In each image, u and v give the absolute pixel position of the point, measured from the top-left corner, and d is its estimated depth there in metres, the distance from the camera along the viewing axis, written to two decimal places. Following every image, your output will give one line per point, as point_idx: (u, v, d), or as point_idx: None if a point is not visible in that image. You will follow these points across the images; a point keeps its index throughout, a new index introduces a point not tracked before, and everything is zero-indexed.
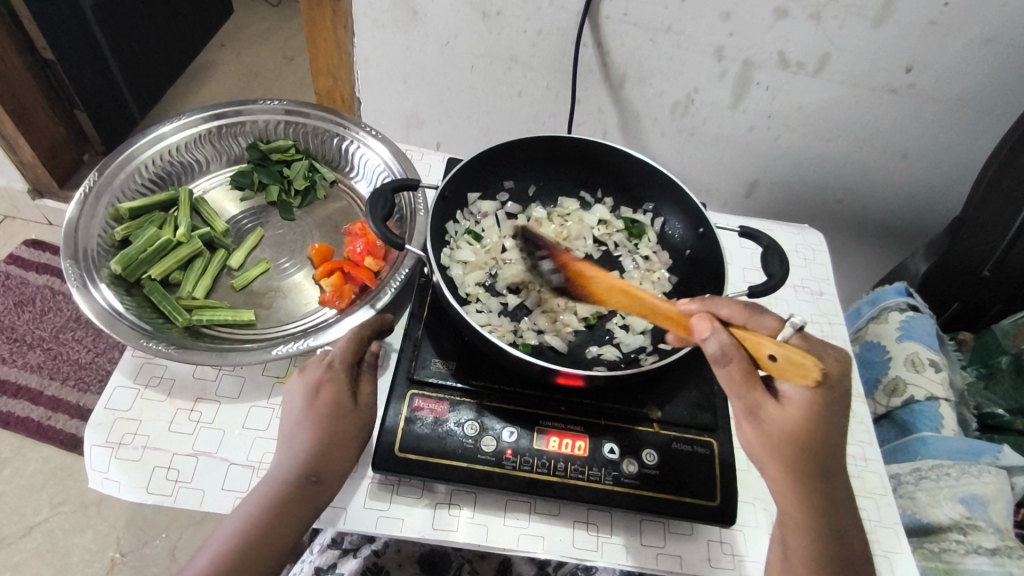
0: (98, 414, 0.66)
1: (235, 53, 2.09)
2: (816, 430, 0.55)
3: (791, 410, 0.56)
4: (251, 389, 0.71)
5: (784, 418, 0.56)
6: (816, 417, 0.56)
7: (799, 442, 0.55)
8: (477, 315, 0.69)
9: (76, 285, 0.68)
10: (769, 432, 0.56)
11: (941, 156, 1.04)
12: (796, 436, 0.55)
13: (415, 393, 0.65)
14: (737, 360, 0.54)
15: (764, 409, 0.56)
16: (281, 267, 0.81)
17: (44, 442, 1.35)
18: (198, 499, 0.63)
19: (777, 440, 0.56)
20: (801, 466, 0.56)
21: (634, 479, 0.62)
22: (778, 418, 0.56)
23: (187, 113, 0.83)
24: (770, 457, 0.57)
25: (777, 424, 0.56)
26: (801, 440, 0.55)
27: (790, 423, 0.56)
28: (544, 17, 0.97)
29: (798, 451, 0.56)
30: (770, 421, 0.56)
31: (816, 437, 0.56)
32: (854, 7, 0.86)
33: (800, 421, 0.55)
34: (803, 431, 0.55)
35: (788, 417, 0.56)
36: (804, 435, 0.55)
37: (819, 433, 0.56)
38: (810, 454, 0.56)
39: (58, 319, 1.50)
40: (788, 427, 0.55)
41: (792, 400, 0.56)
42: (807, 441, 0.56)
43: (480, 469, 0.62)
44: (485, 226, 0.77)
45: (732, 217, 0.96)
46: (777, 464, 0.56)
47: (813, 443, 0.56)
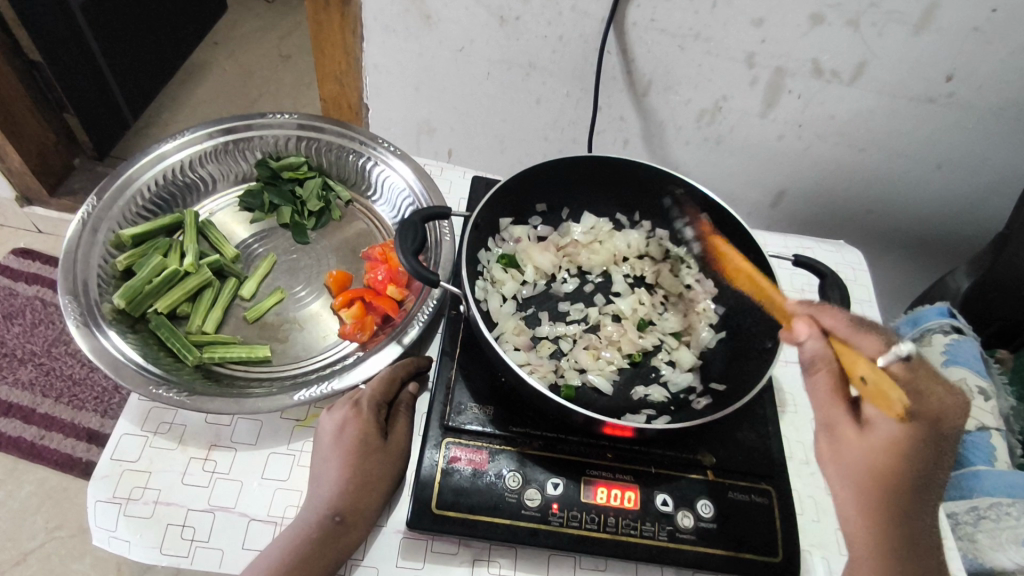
0: (104, 466, 0.61)
1: (228, 53, 2.01)
2: (905, 470, 0.48)
3: (874, 439, 0.49)
4: (268, 434, 0.65)
5: (863, 445, 0.49)
6: (906, 453, 0.48)
7: (878, 475, 0.49)
8: (516, 354, 0.65)
9: (78, 326, 0.63)
10: (845, 458, 0.50)
11: (980, 169, 0.96)
12: (875, 469, 0.49)
13: (452, 441, 0.61)
14: (826, 372, 0.50)
15: (843, 431, 0.50)
16: (296, 295, 0.76)
17: (38, 463, 1.29)
18: (216, 560, 0.57)
19: (853, 466, 0.50)
20: (875, 502, 0.49)
21: (690, 534, 0.58)
22: (857, 444, 0.50)
23: (190, 129, 0.77)
24: (843, 481, 0.51)
25: (855, 454, 0.50)
26: (881, 474, 0.49)
27: (870, 454, 0.49)
28: (565, 22, 0.88)
29: (876, 484, 0.49)
30: (847, 446, 0.50)
31: (900, 475, 0.48)
32: (896, 12, 0.78)
33: (884, 455, 0.48)
34: (886, 465, 0.48)
35: (868, 448, 0.49)
36: (885, 471, 0.49)
37: (909, 473, 0.48)
38: (888, 491, 0.49)
39: (50, 332, 1.43)
40: (865, 458, 0.49)
41: (881, 430, 0.48)
42: (887, 477, 0.49)
43: (524, 526, 0.57)
44: (519, 252, 0.73)
45: (770, 234, 0.90)
46: (846, 490, 0.51)
47: (897, 475, 0.49)
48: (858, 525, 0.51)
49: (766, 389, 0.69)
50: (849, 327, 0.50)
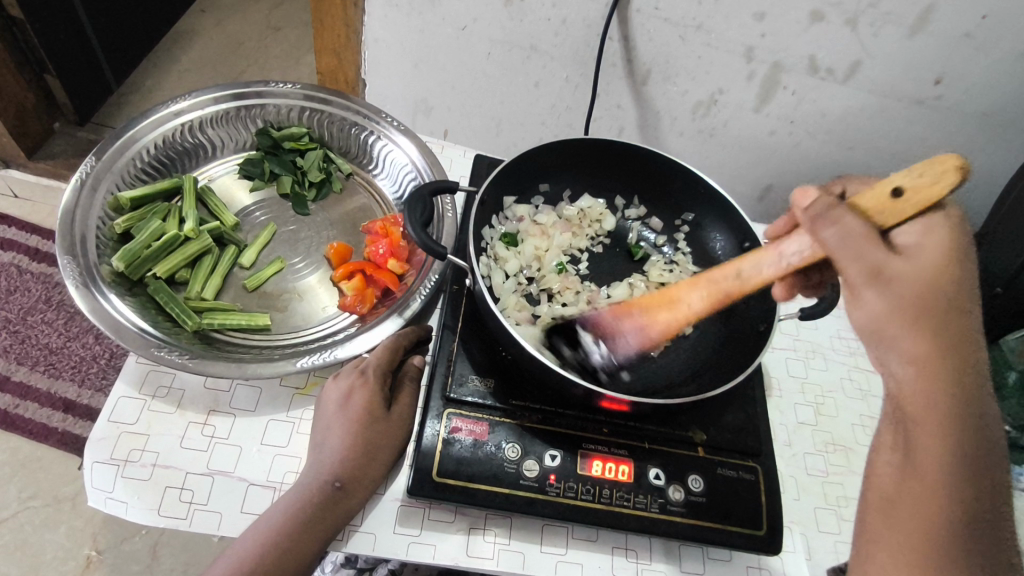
0: (101, 428, 0.61)
1: (216, 21, 1.96)
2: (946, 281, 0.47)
3: (922, 261, 0.47)
4: (268, 401, 0.66)
5: (919, 267, 0.47)
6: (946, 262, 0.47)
7: (938, 295, 0.46)
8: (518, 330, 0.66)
9: (78, 287, 0.62)
10: (898, 287, 0.46)
11: (961, 171, 0.99)
12: (928, 290, 0.46)
13: (452, 412, 0.62)
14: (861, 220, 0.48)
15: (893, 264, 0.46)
16: (295, 267, 0.76)
17: (11, 432, 1.26)
18: (215, 523, 0.58)
19: (911, 293, 0.46)
20: (931, 334, 0.46)
21: (680, 507, 0.60)
22: (910, 269, 0.47)
23: (195, 91, 0.76)
24: (891, 315, 0.47)
25: (906, 274, 0.47)
26: (936, 297, 0.46)
27: (924, 272, 0.47)
28: (570, 6, 0.88)
29: (931, 311, 0.46)
30: (899, 272, 0.47)
31: (945, 294, 0.47)
32: (891, 14, 0.80)
33: (934, 271, 0.47)
34: (936, 285, 0.47)
35: (921, 268, 0.47)
36: (938, 290, 0.46)
37: (950, 290, 0.47)
38: (942, 315, 0.46)
39: (27, 299, 1.39)
40: (918, 276, 0.46)
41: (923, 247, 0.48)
42: (937, 297, 0.47)
43: (522, 495, 0.58)
44: (522, 231, 0.75)
45: (759, 226, 0.93)
46: (904, 334, 0.46)
47: (943, 289, 0.47)
48: (922, 367, 0.46)
49: (756, 373, 0.71)
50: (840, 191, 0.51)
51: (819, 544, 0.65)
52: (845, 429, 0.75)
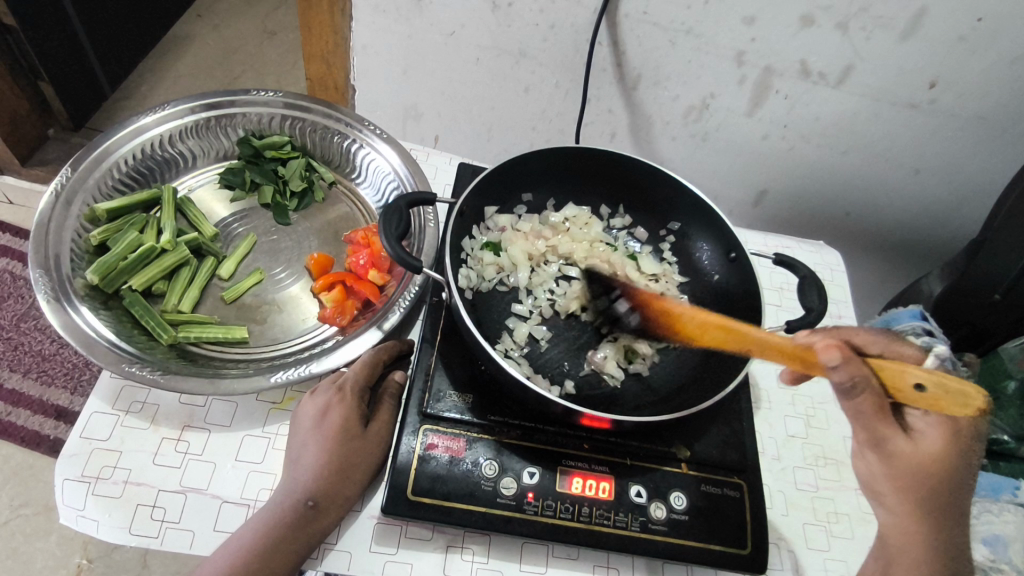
0: (73, 444, 0.60)
1: (212, 26, 1.96)
2: (948, 468, 0.53)
3: (920, 447, 0.53)
4: (244, 415, 0.65)
5: (913, 453, 0.53)
6: (950, 456, 0.53)
7: (930, 479, 0.53)
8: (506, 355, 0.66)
9: (49, 301, 0.61)
10: (896, 464, 0.54)
11: (957, 176, 0.97)
12: (917, 471, 0.54)
13: (429, 428, 0.61)
14: (870, 394, 0.50)
15: (892, 443, 0.53)
16: (276, 277, 0.75)
17: (3, 440, 1.25)
18: (186, 542, 0.57)
19: (902, 471, 0.54)
20: (920, 500, 0.54)
21: (662, 525, 0.59)
22: (907, 452, 0.54)
23: (173, 102, 0.76)
24: (887, 484, 0.56)
25: (904, 459, 0.54)
26: (930, 485, 0.53)
27: (918, 458, 0.53)
28: (558, 11, 0.87)
29: (927, 492, 0.54)
30: (897, 454, 0.54)
31: (942, 474, 0.53)
32: (884, 18, 0.78)
33: (935, 459, 0.53)
34: (933, 466, 0.53)
35: (917, 453, 0.53)
36: (932, 470, 0.53)
37: (953, 479, 0.53)
38: (937, 493, 0.54)
39: (19, 306, 1.38)
40: (914, 460, 0.53)
41: (925, 436, 0.54)
42: (929, 475, 0.53)
43: (499, 514, 0.57)
44: (505, 239, 0.73)
45: (751, 232, 0.92)
46: (894, 502, 0.56)
47: (941, 479, 0.53)
48: (909, 528, 0.55)
49: (743, 387, 0.70)
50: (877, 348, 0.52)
51: (808, 562, 0.64)
52: (835, 442, 0.73)
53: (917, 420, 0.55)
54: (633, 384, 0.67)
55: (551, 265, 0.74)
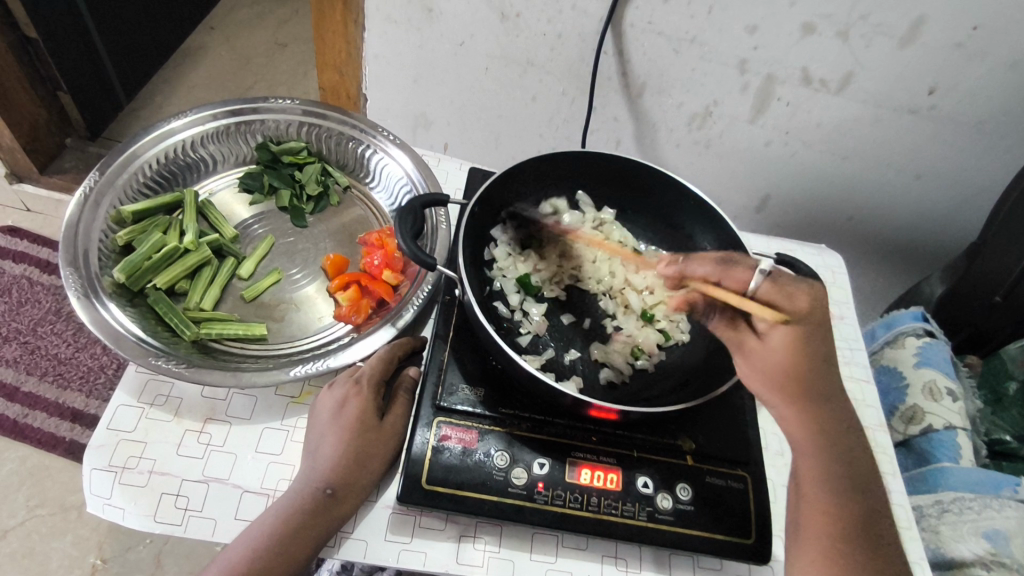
0: (100, 436, 0.62)
1: (225, 38, 2.00)
2: (805, 359, 0.55)
3: (771, 347, 0.57)
4: (263, 409, 0.67)
5: (764, 358, 0.57)
6: (801, 351, 0.56)
7: (802, 375, 0.55)
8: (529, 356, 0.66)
9: (78, 297, 0.64)
10: (760, 369, 0.57)
11: (957, 179, 0.99)
12: (784, 373, 0.56)
13: (442, 420, 0.63)
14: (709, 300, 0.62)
15: (749, 346, 0.58)
16: (293, 277, 0.77)
17: (20, 441, 1.27)
18: (209, 530, 0.59)
19: (767, 374, 0.56)
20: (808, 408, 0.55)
21: (669, 515, 0.61)
22: (760, 352, 0.57)
23: (197, 108, 0.79)
24: (763, 392, 0.57)
25: (764, 361, 0.57)
26: (799, 376, 0.55)
27: (776, 356, 0.56)
28: (565, 21, 0.90)
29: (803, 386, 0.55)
30: (756, 358, 0.57)
31: (809, 375, 0.55)
32: (882, 26, 0.81)
33: (788, 355, 0.56)
34: (796, 370, 0.56)
35: (769, 351, 0.56)
36: (795, 373, 0.55)
37: (808, 365, 0.55)
38: (810, 391, 0.55)
39: (37, 311, 1.41)
40: (773, 361, 0.56)
41: (773, 338, 0.57)
42: (802, 380, 0.55)
43: (511, 503, 0.59)
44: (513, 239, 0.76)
45: (755, 235, 0.94)
46: (782, 407, 0.56)
47: (804, 369, 0.55)
48: (808, 446, 0.55)
49: (746, 383, 0.72)
50: (714, 270, 0.62)
51: None
52: None
53: (764, 323, 0.58)
54: (641, 381, 0.69)
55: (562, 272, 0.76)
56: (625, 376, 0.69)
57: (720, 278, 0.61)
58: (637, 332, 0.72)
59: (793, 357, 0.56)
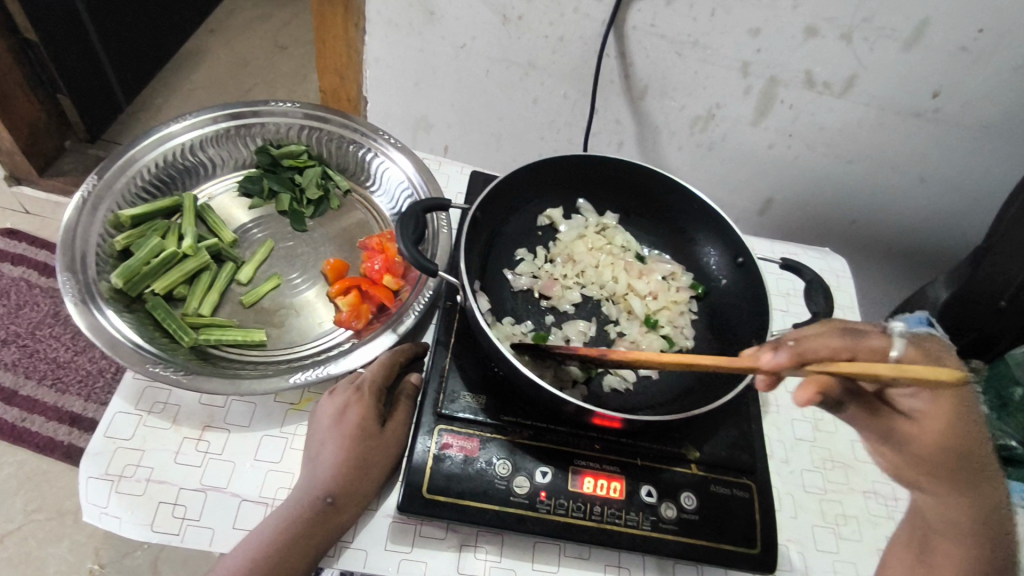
0: (97, 443, 0.61)
1: (225, 40, 2.00)
2: (959, 437, 0.50)
3: (927, 427, 0.51)
4: (262, 416, 0.66)
5: (925, 440, 0.51)
6: (957, 425, 0.49)
7: (948, 453, 0.51)
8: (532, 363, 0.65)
9: (76, 303, 0.63)
10: (915, 453, 0.53)
11: (961, 183, 0.98)
12: (954, 448, 0.50)
13: (443, 428, 0.62)
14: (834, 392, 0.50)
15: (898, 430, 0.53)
16: (292, 282, 0.77)
17: (18, 445, 1.26)
18: (206, 539, 0.58)
19: (925, 457, 0.52)
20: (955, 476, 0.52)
21: (672, 524, 0.60)
22: (915, 435, 0.52)
23: (197, 111, 0.78)
24: (919, 477, 0.54)
25: (920, 444, 0.52)
26: (955, 455, 0.51)
27: (934, 439, 0.51)
28: (566, 24, 0.90)
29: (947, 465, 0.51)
30: (913, 442, 0.52)
31: (963, 454, 0.50)
32: (887, 29, 0.80)
33: (941, 434, 0.50)
34: (954, 448, 0.50)
35: (925, 434, 0.51)
36: (959, 445, 0.50)
37: (960, 442, 0.50)
38: (965, 467, 0.51)
39: (35, 314, 1.40)
40: (929, 443, 0.51)
41: (923, 416, 0.51)
42: (961, 456, 0.51)
43: (513, 512, 0.58)
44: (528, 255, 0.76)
45: (758, 239, 0.93)
46: (932, 486, 0.54)
47: (956, 447, 0.50)
48: (954, 509, 0.53)
49: (750, 390, 0.71)
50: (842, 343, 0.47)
51: (817, 563, 0.65)
52: (844, 445, 0.73)
53: (912, 400, 0.51)
54: (644, 388, 0.68)
55: (571, 280, 0.75)
56: (629, 383, 0.68)
57: (851, 355, 0.47)
58: (640, 338, 0.71)
59: (947, 433, 0.50)
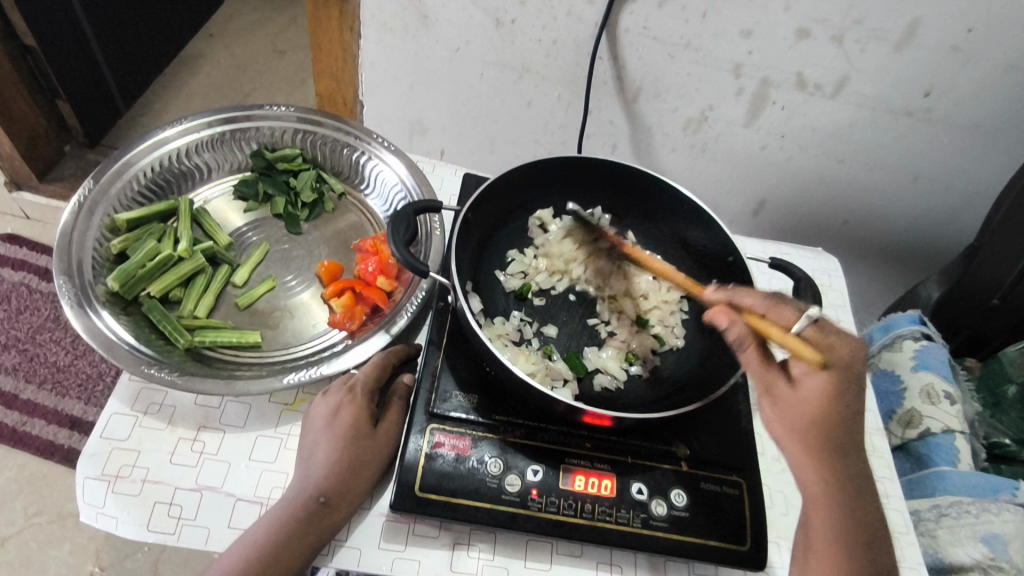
0: (93, 444, 0.62)
1: (224, 46, 2.01)
2: (834, 409, 0.54)
3: (808, 393, 0.54)
4: (257, 417, 0.67)
5: (800, 401, 0.54)
6: (831, 397, 0.54)
7: (819, 422, 0.54)
8: (524, 366, 0.66)
9: (72, 306, 0.64)
10: (789, 414, 0.55)
11: (952, 183, 0.99)
12: (816, 419, 0.54)
13: (436, 427, 0.63)
14: (754, 348, 0.57)
15: (777, 388, 0.55)
16: (287, 285, 0.77)
17: (19, 449, 1.27)
18: (202, 538, 0.59)
19: (799, 421, 0.54)
20: (817, 446, 0.54)
21: (663, 522, 0.60)
22: (794, 397, 0.55)
23: (192, 116, 0.79)
24: (788, 440, 0.55)
25: (796, 407, 0.54)
26: (823, 424, 0.54)
27: (810, 405, 0.54)
28: (559, 27, 0.90)
29: (819, 433, 0.54)
30: (787, 402, 0.55)
31: (832, 425, 0.54)
32: (877, 30, 0.81)
33: (820, 403, 0.54)
34: (823, 416, 0.54)
35: (803, 400, 0.54)
36: (824, 417, 0.54)
37: (834, 414, 0.54)
38: (830, 438, 0.54)
39: (35, 319, 1.41)
40: (805, 408, 0.54)
41: (807, 382, 0.55)
42: (826, 425, 0.54)
43: (504, 510, 0.59)
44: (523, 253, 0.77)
45: (750, 239, 0.94)
46: (798, 454, 0.55)
47: (829, 418, 0.54)
48: (817, 481, 0.54)
49: (742, 388, 0.71)
50: (764, 304, 0.58)
51: None
52: None
53: (800, 366, 0.56)
54: (634, 387, 0.69)
55: (558, 283, 0.76)
56: (619, 382, 0.69)
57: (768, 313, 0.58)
58: (631, 338, 0.71)
59: (827, 403, 0.54)
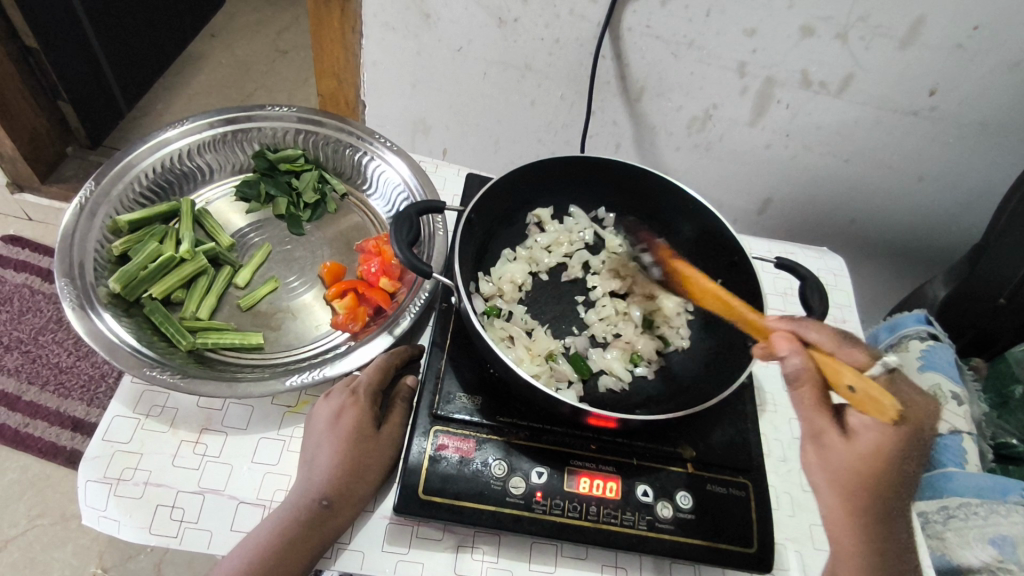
0: (95, 447, 0.62)
1: (226, 46, 2.01)
2: (884, 470, 0.53)
3: (856, 449, 0.54)
4: (259, 419, 0.67)
5: (851, 454, 0.54)
6: (886, 458, 0.53)
7: (864, 478, 0.54)
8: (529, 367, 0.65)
9: (74, 308, 0.64)
10: (833, 464, 0.55)
11: (958, 181, 0.98)
12: (863, 475, 0.54)
13: (439, 429, 0.62)
14: (810, 386, 0.55)
15: (828, 437, 0.55)
16: (290, 285, 0.77)
17: (22, 451, 1.27)
18: (203, 541, 0.58)
19: (842, 474, 0.54)
20: (862, 504, 0.54)
21: (669, 524, 0.60)
22: (842, 449, 0.55)
23: (192, 117, 0.79)
24: (829, 489, 0.56)
25: (841, 460, 0.55)
26: (870, 480, 0.54)
27: (857, 461, 0.54)
28: (562, 26, 0.90)
29: (859, 487, 0.54)
30: (833, 451, 0.55)
31: (880, 484, 0.54)
32: (882, 28, 0.80)
33: (871, 459, 0.53)
34: (872, 473, 0.53)
35: (853, 454, 0.54)
36: (873, 476, 0.53)
37: (887, 476, 0.53)
38: (876, 495, 0.54)
39: (38, 320, 1.41)
40: (851, 462, 0.54)
41: (862, 436, 0.54)
42: (876, 483, 0.54)
43: (509, 513, 0.59)
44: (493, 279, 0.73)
45: (755, 238, 0.93)
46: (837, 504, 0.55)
47: (879, 477, 0.53)
48: (850, 533, 0.55)
49: (747, 389, 0.71)
50: (832, 341, 0.57)
51: (816, 563, 0.64)
52: None
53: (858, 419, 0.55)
54: (638, 387, 0.69)
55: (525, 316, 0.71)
56: (625, 383, 0.68)
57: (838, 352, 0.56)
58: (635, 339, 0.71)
59: (878, 461, 0.53)
